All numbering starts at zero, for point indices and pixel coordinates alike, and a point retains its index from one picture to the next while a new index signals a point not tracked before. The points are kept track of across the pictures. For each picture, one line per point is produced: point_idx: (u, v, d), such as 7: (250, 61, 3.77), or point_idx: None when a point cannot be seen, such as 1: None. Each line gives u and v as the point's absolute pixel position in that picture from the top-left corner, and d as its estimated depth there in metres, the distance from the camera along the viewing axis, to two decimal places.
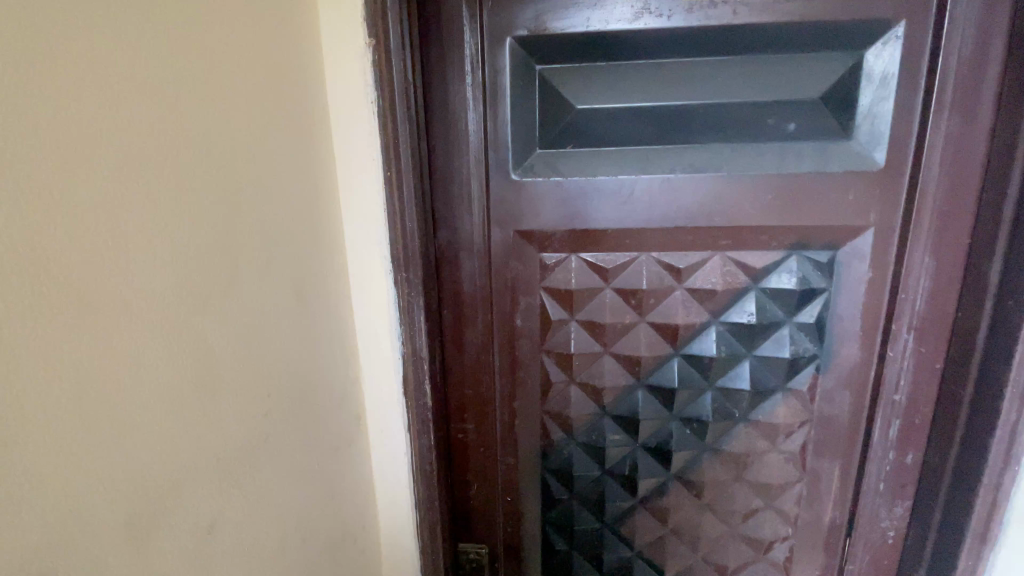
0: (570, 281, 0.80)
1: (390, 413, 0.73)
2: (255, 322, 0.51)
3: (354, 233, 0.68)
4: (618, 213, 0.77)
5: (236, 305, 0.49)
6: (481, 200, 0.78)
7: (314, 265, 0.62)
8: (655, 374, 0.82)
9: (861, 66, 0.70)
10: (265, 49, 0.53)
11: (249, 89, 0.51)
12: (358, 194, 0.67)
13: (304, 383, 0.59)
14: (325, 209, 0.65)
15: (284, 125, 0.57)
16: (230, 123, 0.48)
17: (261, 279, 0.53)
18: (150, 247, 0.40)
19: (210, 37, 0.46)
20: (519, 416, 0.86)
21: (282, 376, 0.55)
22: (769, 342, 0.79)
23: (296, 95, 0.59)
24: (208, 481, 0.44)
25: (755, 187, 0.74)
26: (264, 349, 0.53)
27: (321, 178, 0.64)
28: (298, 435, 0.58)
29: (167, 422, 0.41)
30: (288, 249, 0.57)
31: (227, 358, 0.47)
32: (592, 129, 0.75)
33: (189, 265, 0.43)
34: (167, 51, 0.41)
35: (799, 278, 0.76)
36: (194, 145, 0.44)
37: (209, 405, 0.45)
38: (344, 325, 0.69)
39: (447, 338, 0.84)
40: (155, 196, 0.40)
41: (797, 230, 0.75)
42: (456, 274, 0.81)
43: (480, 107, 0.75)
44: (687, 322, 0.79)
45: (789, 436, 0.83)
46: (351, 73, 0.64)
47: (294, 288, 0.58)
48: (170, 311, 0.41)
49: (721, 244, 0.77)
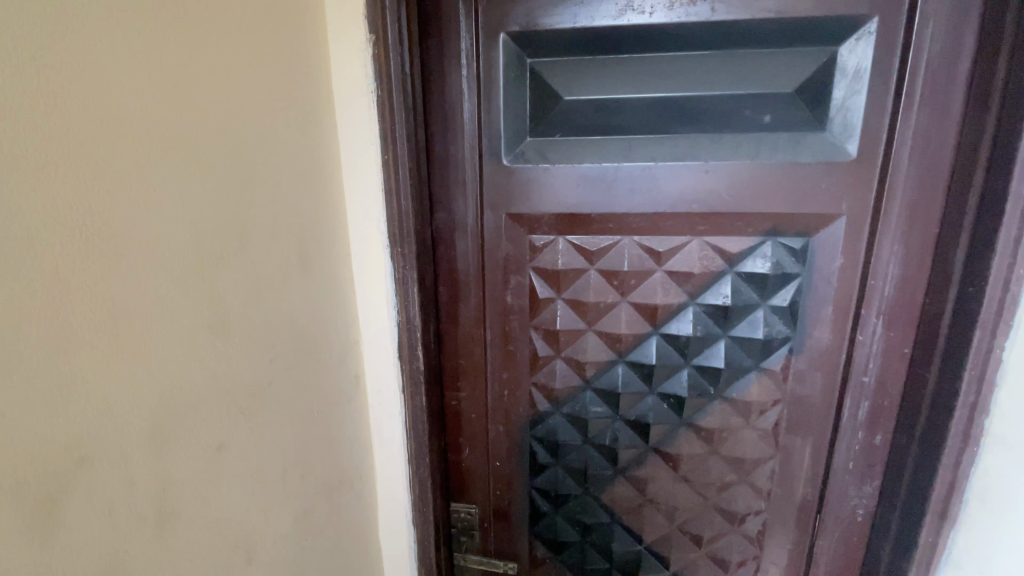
0: (557, 262, 0.86)
1: (388, 376, 0.81)
2: (264, 282, 0.59)
3: (355, 209, 0.75)
4: (602, 198, 0.82)
5: (244, 264, 0.56)
6: (475, 184, 0.84)
7: (318, 236, 0.70)
8: (635, 351, 0.87)
9: (835, 61, 0.74)
10: (277, 44, 0.61)
11: (262, 76, 0.58)
12: (359, 175, 0.74)
13: (305, 340, 0.66)
14: (328, 186, 0.72)
15: (294, 110, 0.64)
16: (245, 107, 0.56)
17: (268, 243, 0.60)
18: (172, 205, 0.47)
19: (228, 33, 0.53)
20: (507, 387, 0.93)
21: (287, 331, 0.63)
22: (744, 324, 0.83)
23: (306, 83, 0.66)
24: (217, 412, 0.52)
25: (733, 175, 0.78)
26: (270, 307, 0.60)
27: (325, 157, 0.71)
28: (300, 384, 0.65)
29: (184, 353, 0.48)
30: (295, 219, 0.64)
31: (237, 311, 0.55)
32: (578, 119, 0.81)
33: (205, 225, 0.51)
34: (189, 43, 0.49)
35: (772, 263, 0.80)
36: (214, 123, 0.52)
37: (219, 347, 0.52)
38: (345, 293, 0.76)
39: (442, 313, 0.91)
40: (176, 163, 0.47)
41: (771, 217, 0.79)
42: (451, 252, 0.88)
43: (474, 97, 0.81)
44: (666, 303, 0.84)
45: (762, 414, 0.87)
46: (353, 65, 0.71)
47: (299, 253, 0.65)
48: (187, 260, 0.49)
49: (698, 230, 0.81)
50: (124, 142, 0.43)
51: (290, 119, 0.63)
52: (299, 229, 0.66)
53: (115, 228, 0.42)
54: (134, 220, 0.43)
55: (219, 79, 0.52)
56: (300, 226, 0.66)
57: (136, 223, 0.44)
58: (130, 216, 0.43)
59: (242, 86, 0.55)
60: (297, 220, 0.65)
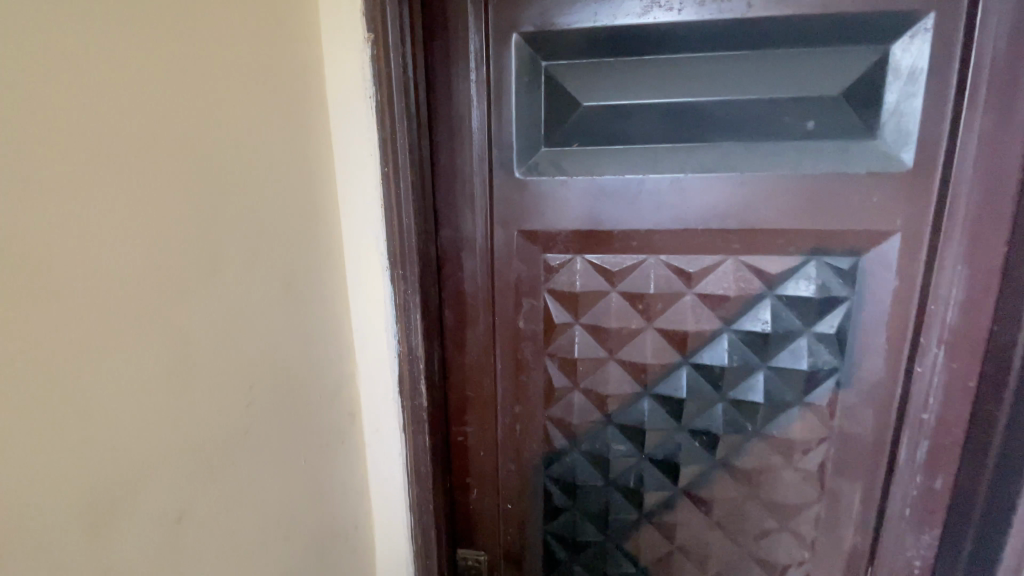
0: (575, 284, 0.78)
1: (387, 412, 0.72)
2: (237, 313, 0.52)
3: (350, 224, 0.68)
4: (625, 213, 0.74)
5: (210, 295, 0.49)
6: (484, 198, 0.77)
7: (307, 259, 0.62)
8: (663, 384, 0.77)
9: (887, 61, 0.66)
10: (259, 44, 0.55)
11: (238, 82, 0.52)
12: (358, 191, 0.67)
13: (287, 376, 0.59)
14: (323, 204, 0.65)
15: (277, 121, 0.57)
16: (213, 116, 0.49)
17: (241, 270, 0.52)
18: (113, 231, 0.40)
19: (193, 32, 0.47)
20: (520, 422, 0.84)
21: (266, 367, 0.56)
22: (785, 353, 0.74)
23: (295, 90, 0.60)
24: (169, 472, 0.45)
25: (771, 187, 0.70)
26: (248, 340, 0.53)
27: (318, 170, 0.64)
28: (281, 431, 0.58)
29: (128, 404, 0.41)
30: (281, 243, 0.58)
31: (204, 351, 0.48)
32: (598, 127, 0.73)
33: (158, 252, 0.44)
34: (140, 43, 0.42)
35: (817, 285, 0.72)
36: (172, 135, 0.45)
37: (175, 394, 0.45)
38: (341, 323, 0.69)
39: (448, 340, 0.82)
40: (122, 182, 0.41)
41: (816, 234, 0.71)
42: (457, 273, 0.80)
43: (483, 104, 0.74)
44: (697, 330, 0.75)
45: (806, 454, 0.78)
46: (351, 69, 0.64)
47: (283, 279, 0.58)
48: (132, 295, 0.42)
49: (733, 248, 0.73)
50: (59, 161, 0.37)
51: (273, 128, 0.57)
52: (284, 251, 0.58)
53: (30, 261, 0.35)
54: (70, 255, 0.37)
55: (179, 85, 0.45)
56: (284, 247, 0.59)
57: (72, 254, 0.38)
58: (62, 249, 0.37)
59: (211, 93, 0.49)
60: (282, 241, 0.58)
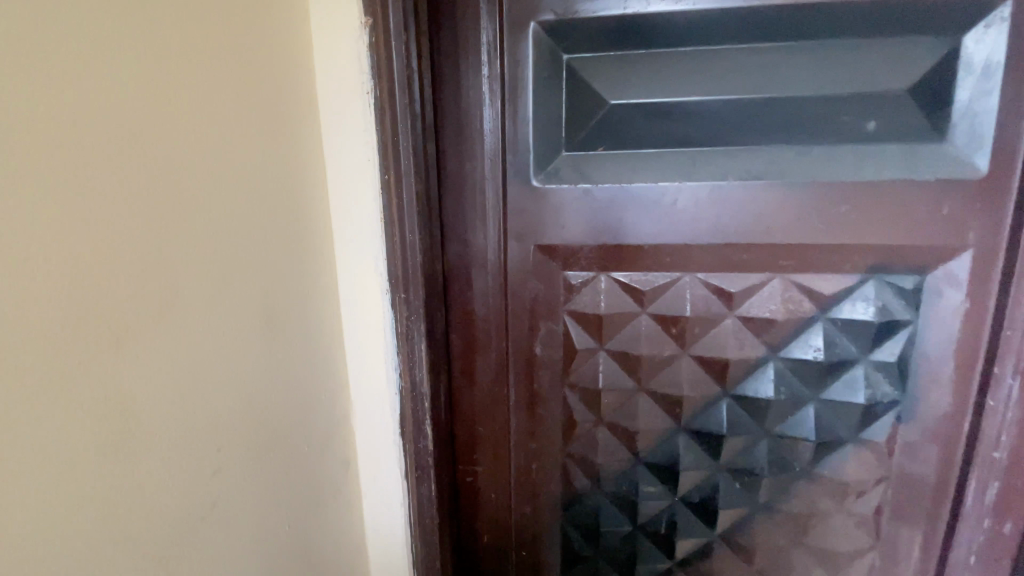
0: (599, 305, 0.69)
1: (387, 452, 0.65)
2: (183, 360, 0.44)
3: (346, 248, 0.61)
4: (658, 226, 0.66)
5: (147, 345, 0.41)
6: (497, 209, 0.68)
7: (284, 288, 0.55)
8: (700, 418, 0.69)
9: (958, 54, 0.58)
10: (229, 38, 0.48)
11: (189, 86, 0.44)
12: (352, 209, 0.60)
13: (256, 423, 0.52)
14: (312, 224, 0.58)
15: (258, 134, 0.51)
16: (153, 129, 0.41)
17: (191, 308, 0.45)
18: (26, 284, 0.33)
19: (123, 27, 0.39)
20: (537, 460, 0.74)
21: (226, 415, 0.48)
22: (840, 385, 0.66)
23: (271, 92, 0.53)
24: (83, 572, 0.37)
25: (825, 197, 0.62)
26: (220, 385, 0.48)
27: (308, 185, 0.58)
28: (269, 473, 0.54)
29: (30, 494, 0.34)
30: (259, 274, 0.52)
31: (155, 416, 0.42)
32: (627, 128, 0.64)
33: (76, 299, 0.36)
34: (49, 43, 0.34)
35: (877, 308, 0.63)
36: (97, 156, 0.37)
37: (97, 469, 0.38)
38: (332, 359, 0.62)
39: (454, 369, 0.73)
40: (27, 214, 0.33)
41: (876, 250, 0.62)
42: (466, 293, 0.71)
43: (497, 102, 0.65)
44: (740, 358, 0.66)
45: (861, 497, 0.69)
46: (344, 66, 0.57)
47: (251, 313, 0.51)
48: (39, 360, 0.34)
49: (782, 265, 0.64)
50: None
51: (237, 139, 0.49)
52: (251, 281, 0.51)
53: None
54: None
55: (105, 94, 0.38)
56: (253, 277, 0.51)
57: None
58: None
59: (150, 102, 0.41)
60: (249, 270, 0.51)
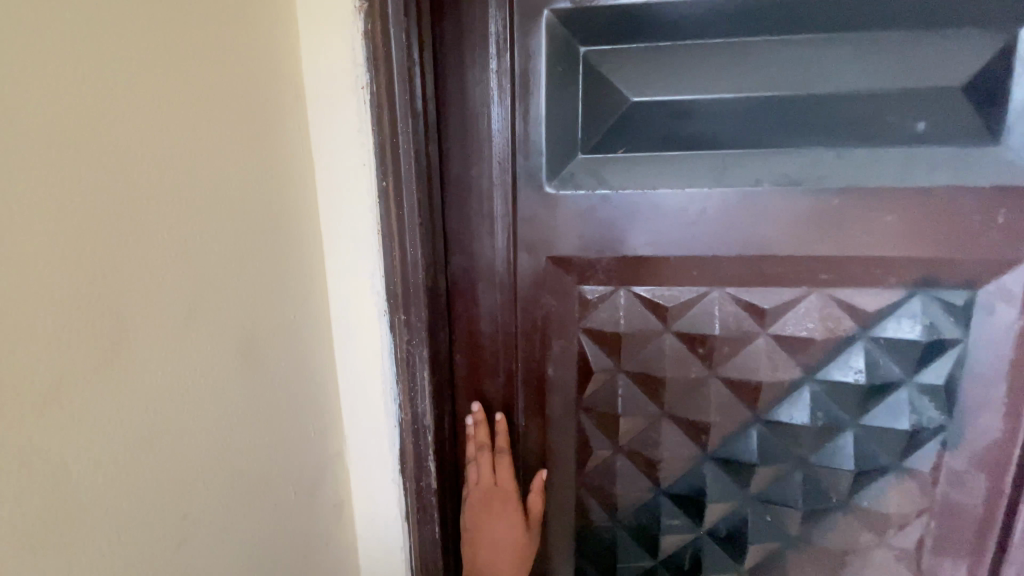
0: (618, 323, 0.63)
1: (388, 489, 0.60)
2: (150, 407, 0.38)
3: (340, 267, 0.55)
4: (683, 236, 0.60)
5: (104, 396, 0.35)
6: (506, 219, 0.62)
7: (270, 313, 0.49)
8: (728, 446, 0.63)
9: (1015, 46, 0.52)
10: (202, 27, 0.41)
11: (150, 82, 0.37)
12: (346, 221, 0.54)
13: (240, 469, 0.46)
14: (303, 240, 0.52)
15: (237, 139, 0.44)
16: (107, 136, 0.34)
17: (158, 346, 0.38)
18: None
19: (64, 10, 0.32)
20: (549, 490, 0.69)
21: (202, 463, 0.42)
22: (882, 409, 0.60)
23: (251, 87, 0.46)
24: None
25: (869, 204, 0.56)
26: (194, 433, 0.41)
27: (297, 195, 0.51)
28: (252, 526, 0.48)
29: None
30: (240, 299, 0.45)
31: (105, 481, 0.35)
32: (651, 128, 0.58)
33: (7, 349, 0.29)
34: None
35: (924, 326, 0.57)
36: (33, 173, 0.30)
37: (36, 556, 0.31)
38: (325, 390, 0.57)
39: (459, 392, 0.67)
40: None
41: (923, 262, 0.57)
42: (472, 310, 0.65)
43: (506, 101, 0.59)
44: (773, 380, 0.61)
45: (901, 530, 0.63)
46: (335, 57, 0.50)
47: (232, 344, 0.45)
48: None
49: (819, 279, 0.58)
50: None
51: (213, 144, 0.42)
52: (233, 308, 0.45)
53: None
54: None
55: (42, 93, 0.31)
56: (235, 303, 0.45)
57: None
58: None
59: (102, 103, 0.34)
60: (231, 295, 0.44)
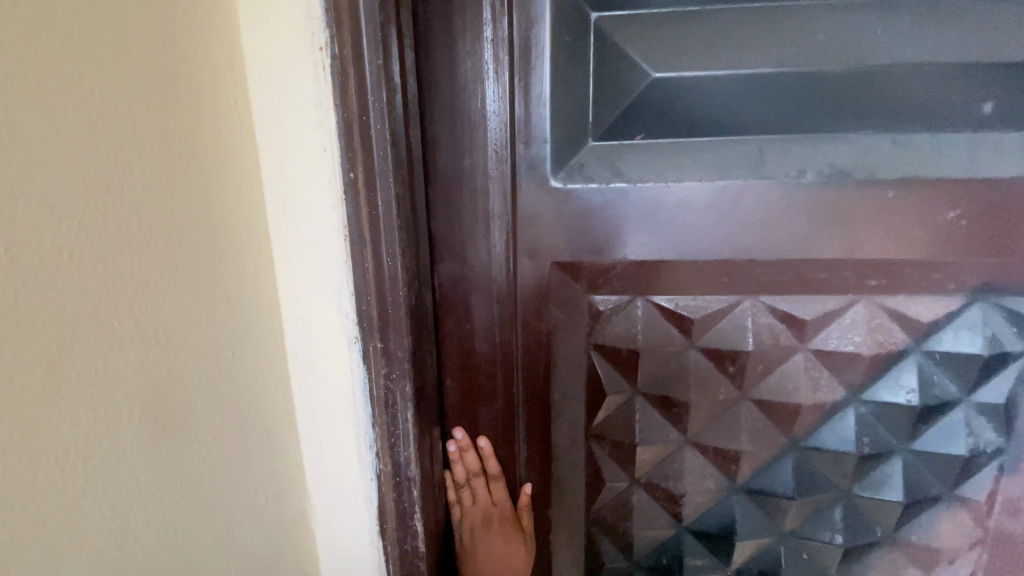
0: (636, 338, 0.54)
1: (366, 544, 0.51)
2: (21, 502, 0.27)
3: (297, 285, 0.45)
4: (713, 236, 0.51)
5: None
6: (504, 218, 0.52)
7: (201, 352, 0.38)
8: (761, 476, 0.55)
9: None
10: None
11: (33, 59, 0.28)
12: (301, 228, 0.44)
13: (169, 557, 0.36)
14: (254, 259, 0.43)
15: (167, 136, 0.35)
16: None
17: (28, 417, 0.28)
18: None
19: None
20: (556, 530, 0.60)
21: (108, 561, 0.32)
22: (936, 432, 0.53)
23: (169, 57, 0.35)
24: None
25: (925, 199, 0.48)
26: (119, 515, 0.32)
27: (245, 200, 0.42)
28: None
29: None
30: (176, 337, 0.36)
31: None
32: (675, 110, 0.49)
33: None
34: None
35: (985, 337, 0.50)
36: None
37: None
38: (282, 437, 0.47)
39: (449, 419, 0.58)
40: None
41: (985, 266, 0.49)
42: (465, 326, 0.55)
43: (505, 78, 0.49)
44: (813, 402, 0.53)
45: (952, 564, 0.56)
46: (281, 15, 0.40)
47: (148, 397, 0.34)
48: None
49: (867, 286, 0.51)
50: None
51: (106, 136, 0.31)
52: (147, 353, 0.34)
53: None
54: None
55: None
56: (149, 346, 0.34)
57: None
58: None
59: None
60: (143, 336, 0.34)
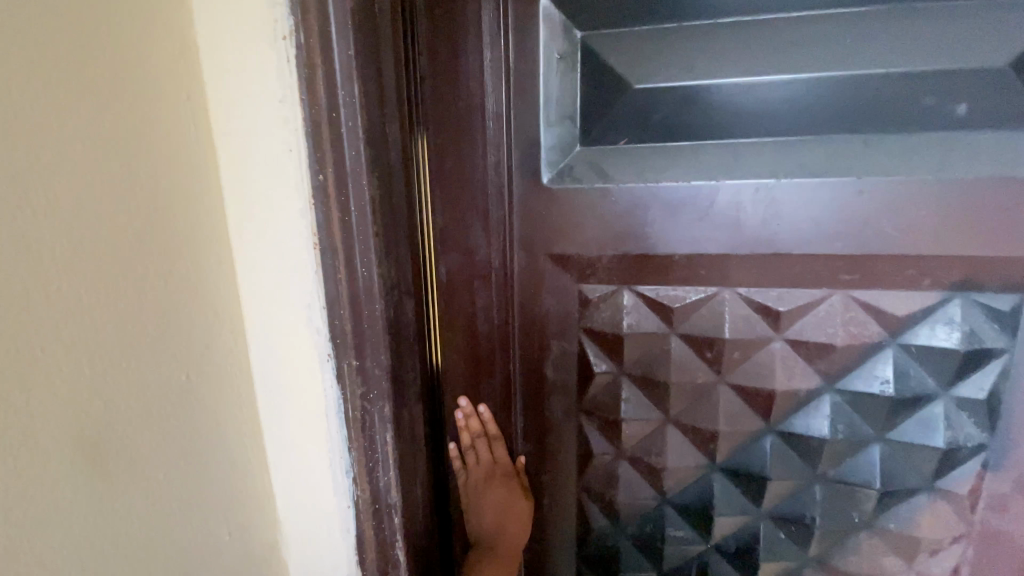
0: (621, 324, 0.59)
1: (339, 544, 0.54)
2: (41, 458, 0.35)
3: (263, 297, 0.48)
4: (692, 232, 0.56)
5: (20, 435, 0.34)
6: (501, 214, 0.59)
7: (147, 378, 0.42)
8: (738, 456, 0.59)
9: None
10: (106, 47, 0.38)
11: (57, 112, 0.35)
12: (265, 241, 0.47)
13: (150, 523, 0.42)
14: (207, 283, 0.46)
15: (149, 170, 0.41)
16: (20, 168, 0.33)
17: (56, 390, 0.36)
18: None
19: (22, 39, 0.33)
20: (549, 495, 0.67)
21: (100, 520, 0.39)
22: (913, 424, 0.55)
23: (137, 95, 0.40)
24: None
25: (901, 198, 0.50)
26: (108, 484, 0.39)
27: (203, 228, 0.46)
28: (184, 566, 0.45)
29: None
30: (158, 342, 0.42)
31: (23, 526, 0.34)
32: (656, 116, 0.54)
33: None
34: None
35: (962, 333, 0.51)
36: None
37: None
38: (242, 438, 0.51)
39: (453, 392, 0.66)
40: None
41: (963, 263, 0.51)
42: (466, 311, 0.63)
43: (502, 92, 0.56)
44: (788, 389, 0.56)
45: (934, 556, 0.58)
46: (248, 31, 0.42)
47: (141, 385, 0.41)
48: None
49: (842, 280, 0.53)
50: None
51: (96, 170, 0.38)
52: (144, 348, 0.41)
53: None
54: None
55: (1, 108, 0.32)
56: (95, 373, 0.38)
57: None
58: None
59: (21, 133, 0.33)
60: (92, 364, 0.38)
